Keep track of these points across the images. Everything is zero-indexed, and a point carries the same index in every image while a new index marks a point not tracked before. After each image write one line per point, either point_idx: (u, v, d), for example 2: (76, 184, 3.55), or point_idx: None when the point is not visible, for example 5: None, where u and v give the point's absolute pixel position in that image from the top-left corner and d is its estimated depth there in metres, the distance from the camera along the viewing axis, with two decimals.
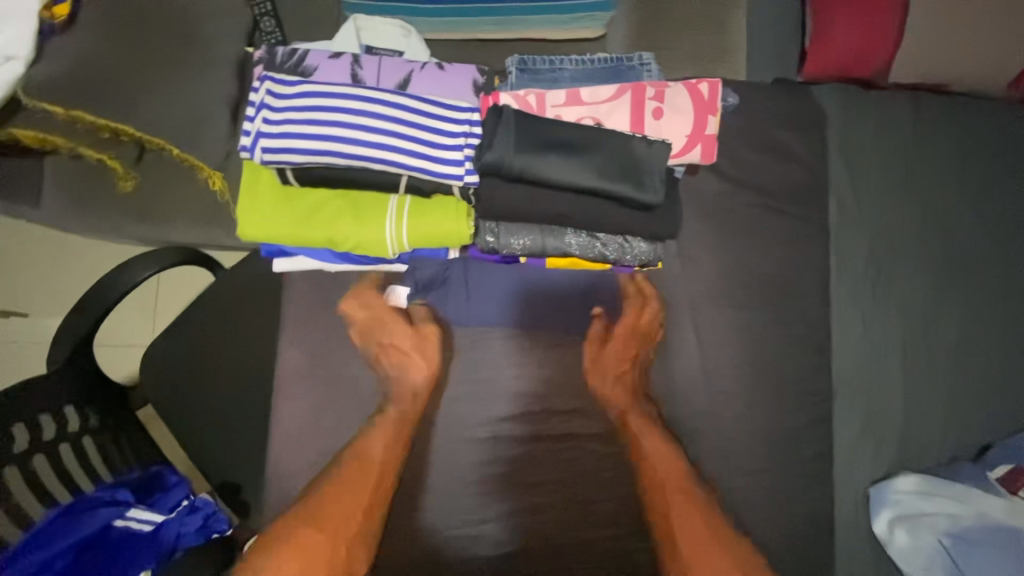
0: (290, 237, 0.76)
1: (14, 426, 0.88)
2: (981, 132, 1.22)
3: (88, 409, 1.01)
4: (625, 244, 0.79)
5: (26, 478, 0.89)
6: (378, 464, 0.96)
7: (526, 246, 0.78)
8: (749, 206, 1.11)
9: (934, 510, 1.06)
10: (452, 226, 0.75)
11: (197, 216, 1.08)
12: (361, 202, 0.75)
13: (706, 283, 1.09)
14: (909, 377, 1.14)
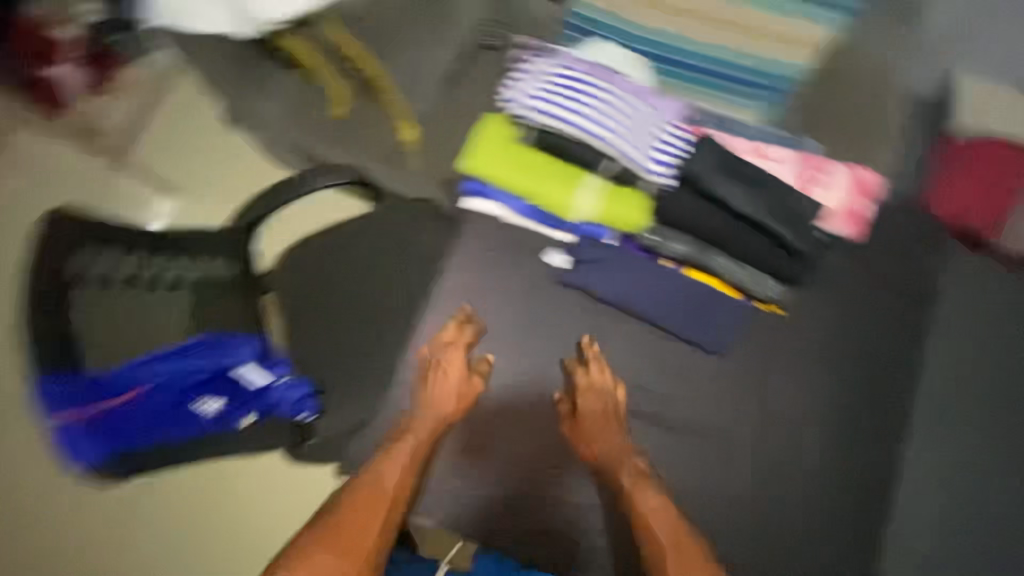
0: (515, 179, 1.10)
1: (161, 257, 0.99)
2: None
3: (225, 269, 1.02)
4: (757, 277, 1.08)
5: (163, 307, 0.97)
6: (391, 489, 0.92)
7: (680, 251, 1.09)
8: (864, 306, 1.14)
9: None
10: (629, 214, 1.09)
11: (377, 152, 1.25)
12: (572, 174, 1.10)
13: (799, 360, 1.10)
14: (1007, 544, 1.02)
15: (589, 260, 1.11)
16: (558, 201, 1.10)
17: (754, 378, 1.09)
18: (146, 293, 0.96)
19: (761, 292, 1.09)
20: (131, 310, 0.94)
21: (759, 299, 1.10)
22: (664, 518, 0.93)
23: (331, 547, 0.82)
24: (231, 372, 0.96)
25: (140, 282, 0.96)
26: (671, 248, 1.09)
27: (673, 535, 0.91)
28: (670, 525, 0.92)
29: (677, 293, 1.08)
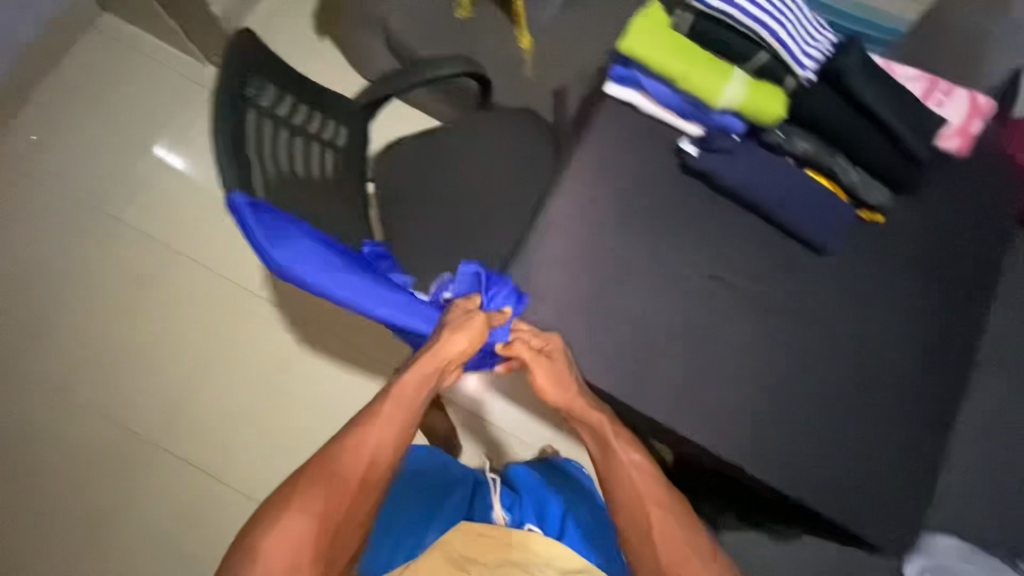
0: (663, 61, 0.93)
1: (317, 114, 1.10)
2: None
3: (353, 135, 1.21)
4: (877, 182, 0.97)
5: (322, 158, 1.10)
6: (375, 445, 0.87)
7: (805, 149, 0.97)
8: (961, 240, 1.05)
9: (969, 570, 1.26)
10: (773, 105, 0.94)
11: (495, 54, 1.35)
12: (719, 64, 0.94)
13: (877, 272, 1.02)
14: (974, 478, 1.34)
15: (724, 151, 0.98)
16: (706, 88, 0.94)
17: (821, 291, 1.01)
18: (308, 142, 1.06)
19: (873, 200, 0.99)
20: (287, 144, 1.00)
21: (869, 207, 0.99)
22: (643, 476, 0.87)
23: (346, 467, 0.84)
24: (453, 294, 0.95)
25: (302, 131, 1.05)
26: (795, 146, 0.97)
27: (657, 494, 0.86)
28: (652, 477, 0.88)
29: (813, 186, 0.98)
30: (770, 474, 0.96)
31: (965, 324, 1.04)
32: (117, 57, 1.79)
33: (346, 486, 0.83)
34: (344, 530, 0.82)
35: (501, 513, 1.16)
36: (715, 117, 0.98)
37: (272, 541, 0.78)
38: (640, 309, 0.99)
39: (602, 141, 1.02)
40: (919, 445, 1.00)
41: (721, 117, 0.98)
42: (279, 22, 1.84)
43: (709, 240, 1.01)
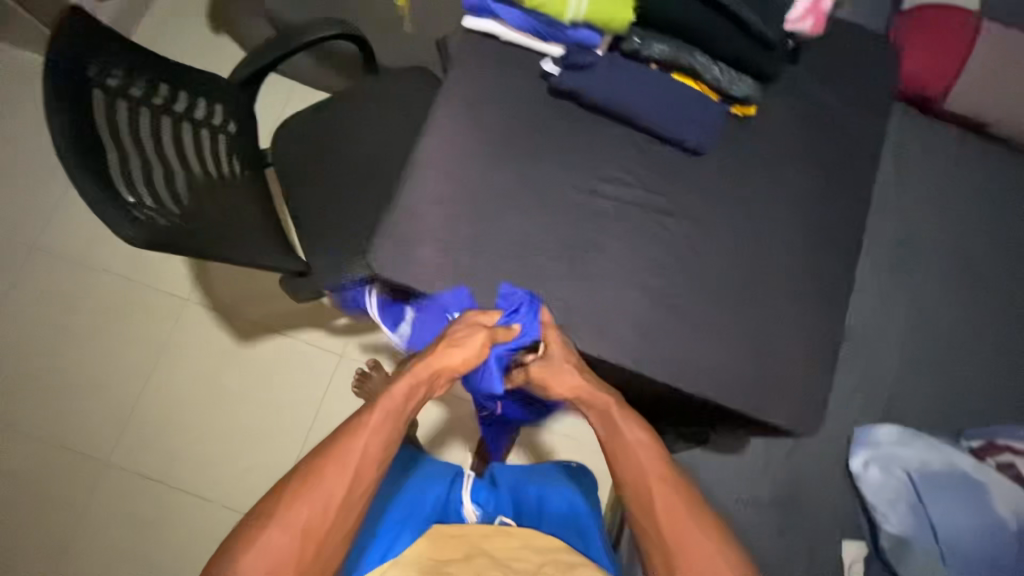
0: None
1: (182, 94, 1.09)
2: (1010, 183, 1.54)
3: (230, 114, 1.20)
4: (740, 74, 0.98)
5: (193, 138, 1.09)
6: (361, 457, 0.79)
7: (662, 53, 0.97)
8: (837, 126, 1.06)
9: (909, 453, 1.27)
10: (620, 11, 0.94)
11: (376, 19, 1.36)
12: None
13: (758, 168, 1.02)
14: (897, 366, 1.40)
15: (583, 66, 0.98)
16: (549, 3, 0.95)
17: (706, 194, 1.01)
18: (173, 123, 1.06)
19: (740, 92, 1.00)
20: (144, 125, 0.99)
21: (738, 100, 1.00)
22: (651, 459, 0.83)
23: (332, 483, 0.76)
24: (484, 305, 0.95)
25: (165, 111, 1.04)
26: (653, 51, 0.98)
27: (660, 469, 0.83)
28: (656, 457, 0.84)
29: (678, 89, 0.98)
30: (680, 381, 0.94)
31: (855, 203, 1.04)
32: (11, 81, 1.75)
33: (335, 504, 0.76)
34: (333, 552, 0.75)
35: (473, 509, 1.06)
36: (570, 33, 0.98)
37: (250, 562, 0.72)
38: (524, 235, 0.98)
39: (468, 76, 1.02)
40: (824, 328, 1.00)
41: (576, 32, 0.98)
42: (167, 23, 1.79)
43: (588, 160, 1.01)
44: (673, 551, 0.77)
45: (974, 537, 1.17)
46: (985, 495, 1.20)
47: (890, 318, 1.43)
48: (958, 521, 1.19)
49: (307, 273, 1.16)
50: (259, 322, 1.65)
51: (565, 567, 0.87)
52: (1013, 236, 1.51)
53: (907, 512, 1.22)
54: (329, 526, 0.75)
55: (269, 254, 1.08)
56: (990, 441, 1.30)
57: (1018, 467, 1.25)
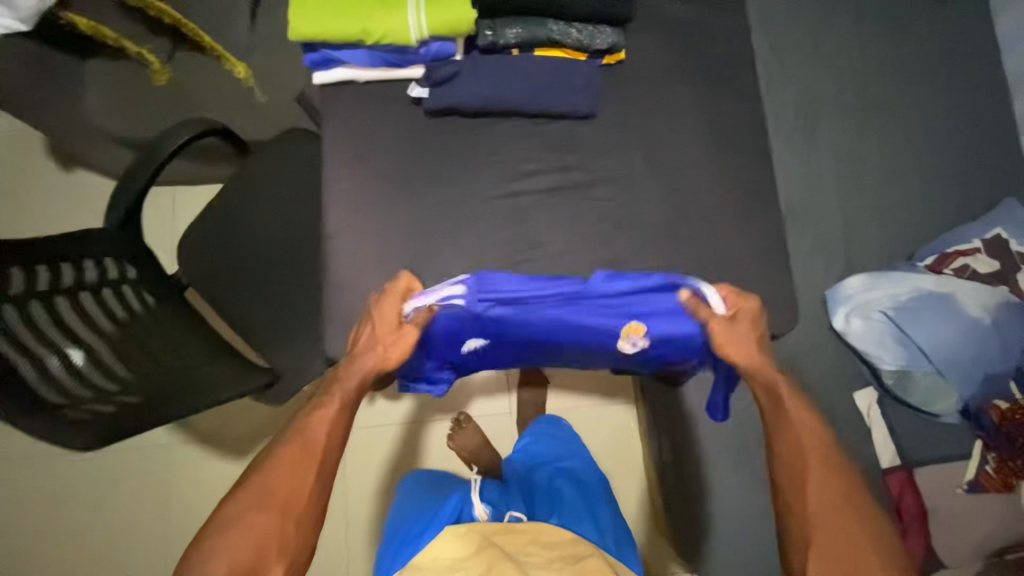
0: (328, 29, 0.88)
1: (65, 263, 1.00)
2: (877, 7, 1.58)
3: (124, 263, 1.12)
4: (598, 27, 0.97)
5: (97, 304, 1.01)
6: (324, 440, 0.87)
7: (518, 36, 0.95)
8: (705, 35, 1.07)
9: (879, 294, 1.35)
10: (460, 11, 0.88)
11: (227, 101, 1.28)
12: None
13: (651, 106, 1.03)
14: (841, 220, 1.47)
15: (450, 79, 0.95)
16: (385, 32, 0.88)
17: (615, 150, 1.02)
18: (70, 299, 0.98)
19: (605, 43, 0.98)
20: (40, 319, 0.92)
21: (608, 50, 0.98)
22: (807, 430, 0.87)
23: (294, 468, 0.84)
24: (627, 331, 0.98)
25: (52, 290, 0.96)
26: (508, 37, 0.95)
27: (819, 448, 0.86)
28: (814, 436, 0.87)
29: (547, 65, 0.97)
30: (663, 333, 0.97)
31: (748, 101, 1.06)
32: None
33: (305, 486, 0.83)
34: (304, 523, 0.81)
35: (484, 507, 1.19)
36: (424, 51, 0.93)
37: (231, 537, 0.78)
38: (463, 261, 0.97)
39: (344, 133, 0.98)
40: (771, 227, 1.02)
41: (429, 48, 0.93)
42: (16, 187, 1.65)
43: (494, 165, 0.99)
44: (809, 518, 0.82)
45: (961, 344, 1.27)
46: (955, 304, 1.29)
47: (819, 178, 1.50)
48: (943, 336, 1.27)
49: (275, 380, 1.14)
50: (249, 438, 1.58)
51: (572, 560, 1.02)
52: (893, 61, 1.56)
53: (898, 347, 1.31)
54: (303, 500, 0.83)
55: (226, 387, 1.04)
56: (942, 253, 1.39)
57: (971, 266, 1.35)
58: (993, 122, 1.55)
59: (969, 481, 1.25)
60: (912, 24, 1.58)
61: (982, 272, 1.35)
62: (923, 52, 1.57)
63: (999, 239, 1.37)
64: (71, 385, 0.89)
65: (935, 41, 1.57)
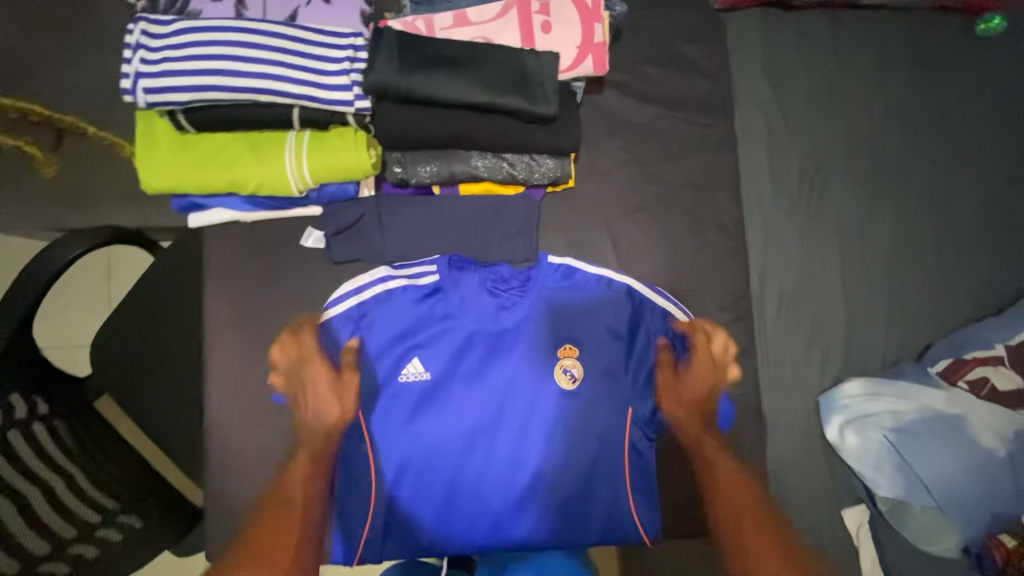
0: (195, 180, 0.79)
1: None
2: (903, 49, 1.34)
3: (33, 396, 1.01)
4: (534, 159, 0.82)
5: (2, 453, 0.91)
6: (308, 468, 0.89)
7: (434, 173, 0.83)
8: None
9: (879, 409, 1.19)
10: (351, 155, 0.78)
11: (125, 193, 1.09)
12: (259, 142, 0.79)
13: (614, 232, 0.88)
14: (845, 309, 1.28)
15: (351, 228, 0.90)
16: (261, 182, 0.79)
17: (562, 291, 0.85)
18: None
19: (544, 176, 0.84)
20: None
21: (548, 183, 0.84)
22: (729, 475, 0.98)
23: (284, 507, 0.86)
24: (560, 352, 0.91)
25: None
26: (422, 173, 0.84)
27: (734, 481, 0.98)
28: (737, 487, 0.97)
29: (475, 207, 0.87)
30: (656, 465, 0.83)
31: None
32: None
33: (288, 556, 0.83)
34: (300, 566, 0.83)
35: None
36: (316, 196, 0.88)
37: None
38: None
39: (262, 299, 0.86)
40: None
41: (322, 192, 0.88)
42: None
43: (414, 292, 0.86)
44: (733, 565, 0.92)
45: (968, 477, 1.11)
46: (966, 430, 1.13)
47: (823, 258, 1.30)
48: (948, 467, 1.12)
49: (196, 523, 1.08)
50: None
51: None
52: (919, 115, 1.33)
53: (894, 473, 1.15)
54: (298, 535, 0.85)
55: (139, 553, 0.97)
56: (958, 358, 1.21)
57: (991, 381, 1.17)
58: None
59: None
60: (943, 69, 1.34)
61: (1002, 389, 1.17)
62: (954, 105, 1.33)
63: None
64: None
65: (969, 92, 1.34)
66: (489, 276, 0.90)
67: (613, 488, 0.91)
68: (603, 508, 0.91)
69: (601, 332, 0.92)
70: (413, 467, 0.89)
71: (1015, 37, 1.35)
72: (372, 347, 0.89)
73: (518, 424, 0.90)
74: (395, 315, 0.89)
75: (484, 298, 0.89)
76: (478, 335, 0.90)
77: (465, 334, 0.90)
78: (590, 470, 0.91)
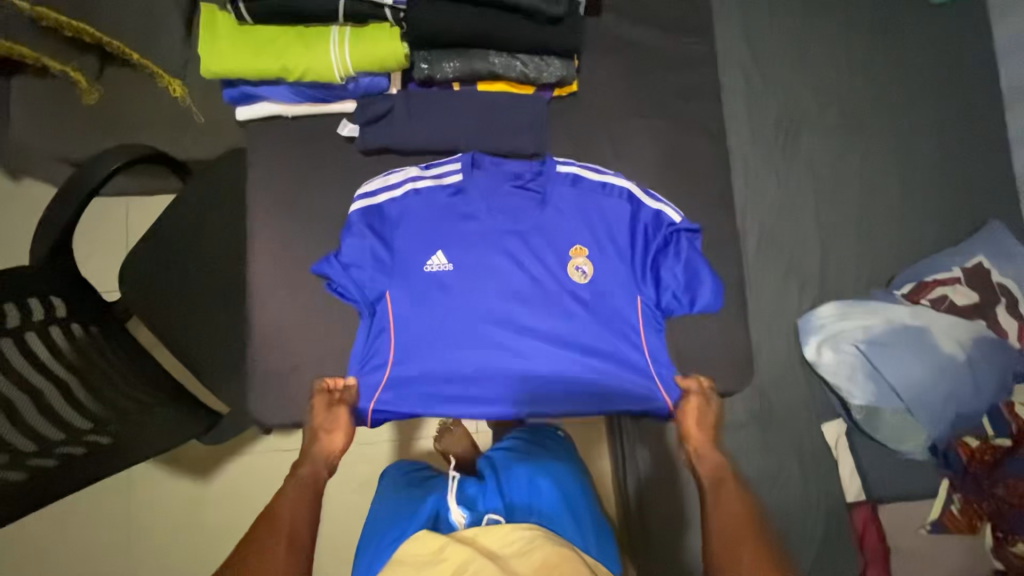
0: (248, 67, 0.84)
1: (9, 304, 0.93)
2: (862, 13, 1.49)
3: (71, 299, 1.06)
4: (544, 59, 0.89)
5: (46, 344, 0.96)
6: (289, 516, 0.79)
7: (456, 69, 0.88)
8: (665, 65, 1.00)
9: (851, 325, 1.30)
10: (388, 45, 0.84)
11: (162, 120, 1.19)
12: (306, 33, 0.84)
13: (611, 135, 0.98)
14: (820, 241, 1.40)
15: (383, 116, 0.91)
16: (308, 70, 0.84)
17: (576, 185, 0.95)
18: (17, 341, 0.92)
19: (554, 76, 0.91)
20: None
21: (556, 83, 0.91)
22: (737, 512, 0.79)
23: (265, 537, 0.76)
24: (570, 252, 0.95)
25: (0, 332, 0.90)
26: (446, 70, 0.89)
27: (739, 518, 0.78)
28: (745, 518, 0.78)
29: (493, 103, 0.92)
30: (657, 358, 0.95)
31: (709, 136, 1.01)
32: None
33: (284, 557, 0.74)
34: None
35: (462, 512, 0.97)
36: (352, 87, 0.90)
37: None
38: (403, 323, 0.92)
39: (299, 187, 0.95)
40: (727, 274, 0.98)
41: (358, 84, 0.90)
42: None
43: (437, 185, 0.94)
44: None
45: (931, 380, 1.24)
46: (929, 338, 1.26)
47: (798, 194, 1.43)
48: (912, 370, 1.24)
49: (218, 420, 1.11)
50: (201, 471, 1.51)
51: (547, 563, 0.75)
52: (881, 70, 1.47)
53: (867, 382, 1.27)
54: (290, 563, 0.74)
55: (170, 438, 1.02)
56: (921, 281, 1.34)
57: (949, 298, 1.31)
58: (986, 136, 1.46)
59: (932, 522, 1.23)
60: (900, 30, 1.49)
61: (959, 304, 1.30)
62: (911, 62, 1.48)
63: (982, 267, 1.32)
64: (24, 438, 0.86)
65: (925, 51, 1.48)
66: (506, 175, 0.95)
67: (620, 381, 0.94)
68: (614, 387, 0.94)
69: (608, 233, 0.95)
70: (432, 354, 0.93)
71: (963, 4, 1.50)
72: (388, 240, 0.93)
73: (527, 318, 0.94)
74: (411, 211, 0.93)
75: (501, 192, 0.94)
76: (490, 229, 0.94)
77: (480, 231, 0.94)
78: (596, 361, 0.94)
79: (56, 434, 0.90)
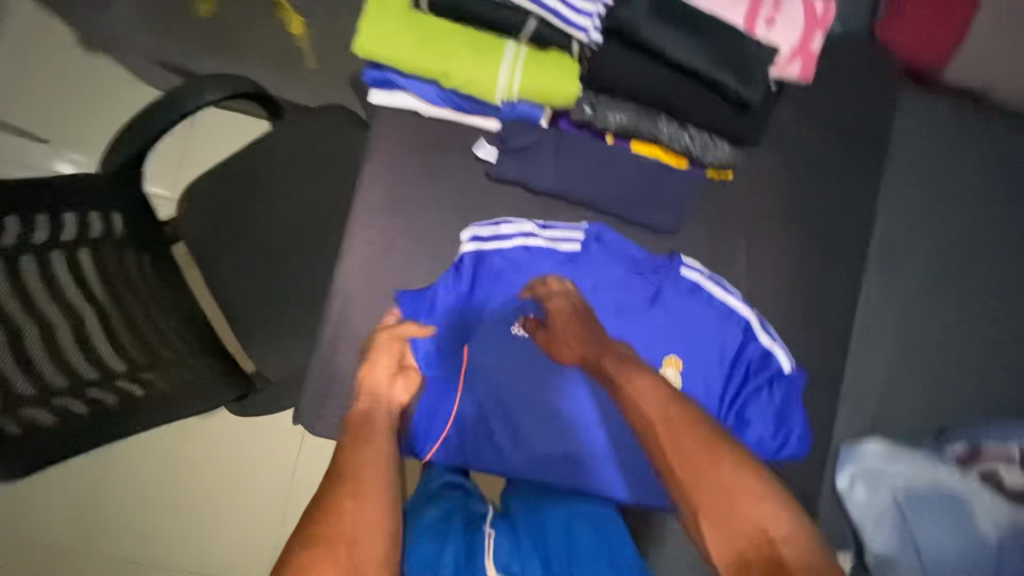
0: (410, 59, 0.86)
1: (67, 214, 0.86)
2: (1007, 151, 1.40)
3: (132, 220, 0.97)
4: (712, 140, 0.95)
5: (95, 265, 0.89)
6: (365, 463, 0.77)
7: (620, 121, 0.93)
8: None
9: (894, 471, 1.25)
10: (562, 83, 0.87)
11: (271, 54, 1.12)
12: (481, 43, 0.86)
13: None
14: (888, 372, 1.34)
15: (524, 149, 0.94)
16: (468, 79, 0.87)
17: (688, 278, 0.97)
18: (66, 256, 0.85)
19: (714, 158, 0.98)
20: (38, 296, 0.81)
21: (713, 163, 0.98)
22: (653, 398, 0.84)
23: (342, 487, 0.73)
24: (664, 359, 0.96)
25: (45, 245, 0.83)
26: (610, 118, 0.93)
27: (663, 412, 0.82)
28: (659, 402, 0.83)
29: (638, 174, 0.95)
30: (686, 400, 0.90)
31: None
32: None
33: (364, 509, 0.71)
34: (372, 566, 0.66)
35: None
36: (508, 111, 0.93)
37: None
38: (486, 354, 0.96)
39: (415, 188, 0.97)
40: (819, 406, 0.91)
41: (515, 108, 0.93)
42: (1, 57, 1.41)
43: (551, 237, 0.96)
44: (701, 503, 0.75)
45: (957, 552, 1.20)
46: (966, 509, 1.22)
47: (882, 318, 1.36)
48: (941, 536, 1.21)
49: (251, 392, 1.02)
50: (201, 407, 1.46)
51: None
52: (1008, 215, 1.39)
53: (892, 532, 1.23)
54: (370, 503, 0.72)
55: (205, 400, 0.93)
56: (975, 446, 1.27)
57: (1000, 474, 1.25)
58: None
59: None
60: None
61: (1008, 484, 1.24)
62: None
63: None
64: (57, 372, 0.79)
65: None
66: (624, 258, 0.97)
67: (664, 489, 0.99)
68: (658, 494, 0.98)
69: (703, 351, 0.96)
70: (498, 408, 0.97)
71: None
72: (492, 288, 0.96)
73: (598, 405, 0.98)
74: (518, 264, 0.96)
75: (614, 274, 0.97)
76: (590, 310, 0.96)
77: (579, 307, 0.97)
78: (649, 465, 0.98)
79: (90, 373, 0.83)
